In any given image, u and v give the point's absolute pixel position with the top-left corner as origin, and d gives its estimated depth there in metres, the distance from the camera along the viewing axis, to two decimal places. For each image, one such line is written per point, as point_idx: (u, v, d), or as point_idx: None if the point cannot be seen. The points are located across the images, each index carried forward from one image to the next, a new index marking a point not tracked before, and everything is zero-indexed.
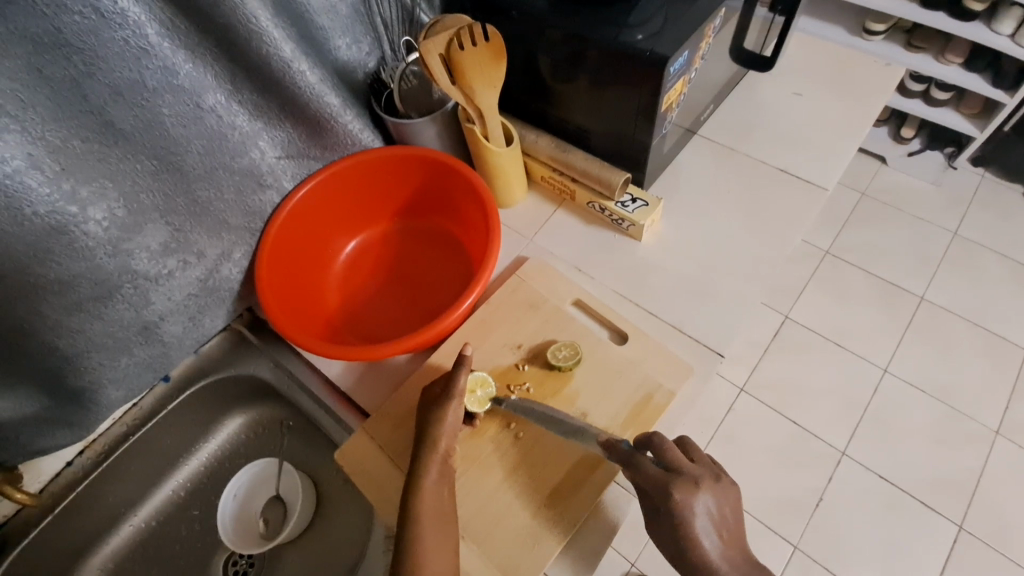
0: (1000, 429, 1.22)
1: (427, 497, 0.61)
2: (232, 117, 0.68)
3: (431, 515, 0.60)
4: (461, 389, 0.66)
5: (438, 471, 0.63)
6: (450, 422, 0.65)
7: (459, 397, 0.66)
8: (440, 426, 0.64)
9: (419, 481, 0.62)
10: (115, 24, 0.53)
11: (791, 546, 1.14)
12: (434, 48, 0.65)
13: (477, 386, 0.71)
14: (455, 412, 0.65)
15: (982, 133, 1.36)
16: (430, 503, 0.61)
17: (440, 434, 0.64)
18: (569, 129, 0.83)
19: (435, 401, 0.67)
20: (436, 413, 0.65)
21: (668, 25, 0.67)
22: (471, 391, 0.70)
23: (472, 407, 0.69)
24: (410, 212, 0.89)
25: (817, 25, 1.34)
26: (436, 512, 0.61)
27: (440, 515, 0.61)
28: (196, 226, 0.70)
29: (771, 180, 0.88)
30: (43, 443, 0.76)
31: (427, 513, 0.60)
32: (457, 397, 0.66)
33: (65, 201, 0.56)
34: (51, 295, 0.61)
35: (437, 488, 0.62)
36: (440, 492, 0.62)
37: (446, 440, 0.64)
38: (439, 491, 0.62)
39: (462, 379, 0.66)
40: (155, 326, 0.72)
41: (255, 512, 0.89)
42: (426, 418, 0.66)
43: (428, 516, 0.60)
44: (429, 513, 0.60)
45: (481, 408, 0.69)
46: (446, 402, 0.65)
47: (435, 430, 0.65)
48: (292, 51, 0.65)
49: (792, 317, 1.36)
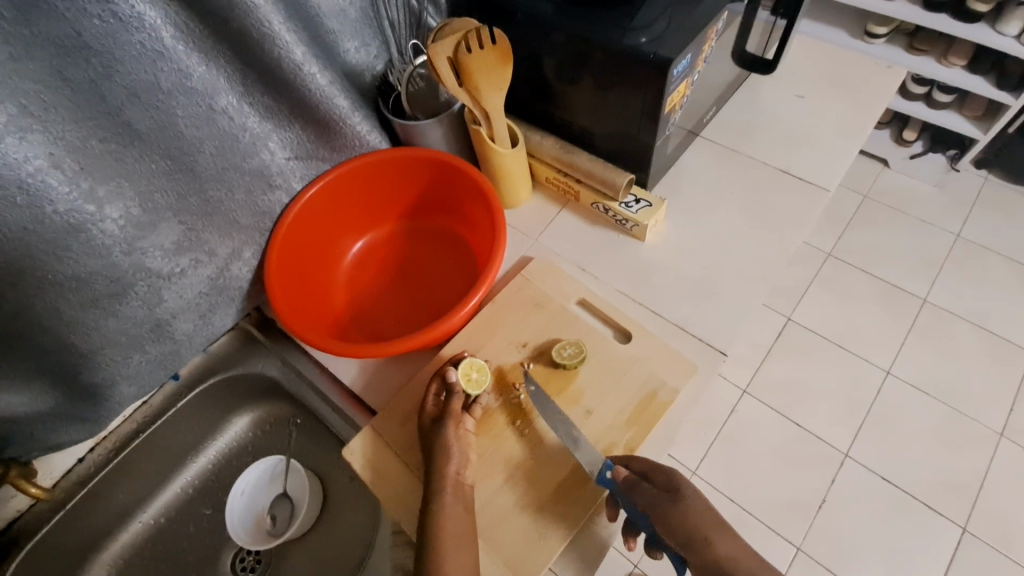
0: (1004, 431, 1.22)
1: (448, 521, 0.61)
2: (243, 118, 0.69)
3: (454, 536, 0.61)
4: (456, 411, 0.68)
5: (452, 492, 0.63)
6: (455, 444, 0.66)
7: (455, 417, 0.68)
8: (449, 448, 0.65)
9: (437, 505, 0.62)
10: (133, 28, 0.54)
11: (794, 548, 1.15)
12: (443, 51, 0.66)
13: (474, 368, 0.72)
14: (456, 431, 0.67)
15: (985, 135, 1.36)
16: (453, 523, 0.61)
17: (447, 458, 0.65)
18: (573, 130, 0.84)
19: (440, 421, 0.68)
20: (440, 432, 0.66)
21: (672, 27, 0.68)
22: (466, 375, 0.72)
23: (471, 391, 0.71)
24: (416, 212, 0.90)
25: (818, 28, 1.35)
26: (457, 531, 0.61)
27: (462, 534, 0.61)
28: (208, 225, 0.72)
29: (774, 181, 0.89)
30: (57, 438, 0.78)
31: (449, 533, 0.61)
32: (453, 417, 0.67)
33: (83, 200, 0.58)
34: (67, 291, 0.62)
35: (456, 509, 0.63)
36: (459, 511, 0.63)
37: (455, 461, 0.65)
38: (457, 512, 0.63)
39: (457, 403, 0.68)
40: (166, 323, 0.74)
41: (264, 508, 0.91)
42: (432, 440, 0.67)
43: (450, 536, 0.60)
44: (451, 534, 0.61)
45: (480, 390, 0.71)
46: (448, 421, 0.67)
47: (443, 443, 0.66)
48: (303, 54, 0.67)
49: (795, 319, 1.37)
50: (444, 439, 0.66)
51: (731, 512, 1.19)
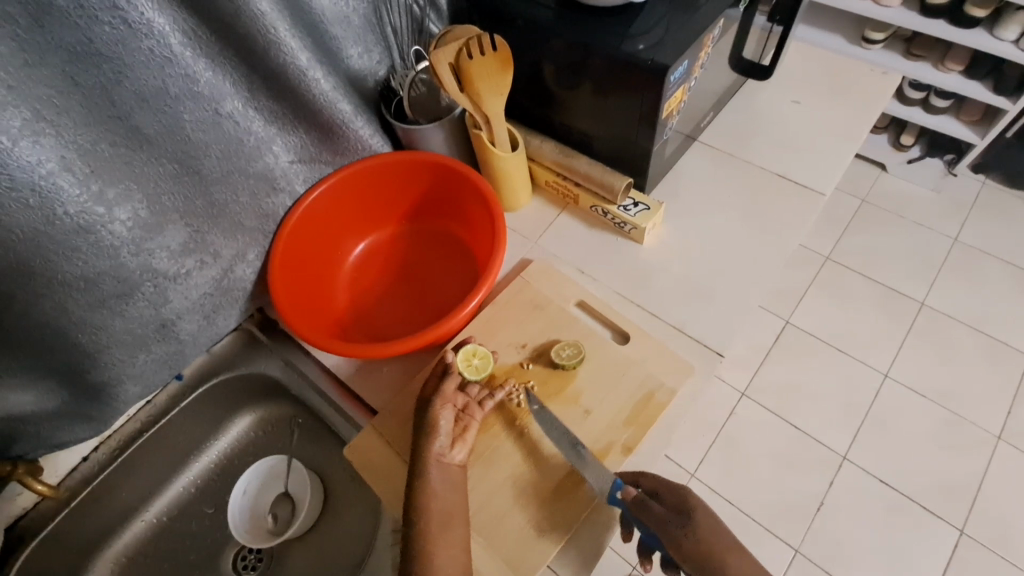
0: (1002, 434, 1.23)
1: (433, 498, 0.62)
2: (249, 122, 0.70)
3: (439, 515, 0.61)
4: (445, 391, 0.69)
5: (436, 468, 0.64)
6: (444, 421, 0.67)
7: (446, 397, 0.69)
8: (436, 425, 0.67)
9: (422, 482, 0.63)
10: (142, 35, 0.55)
11: (792, 550, 1.16)
12: (445, 57, 0.68)
13: (472, 355, 0.73)
14: (446, 411, 0.68)
15: (982, 140, 1.37)
16: (437, 502, 0.62)
17: (434, 436, 0.66)
18: (573, 135, 0.86)
19: (428, 400, 0.69)
20: (429, 412, 0.68)
21: (670, 35, 0.69)
22: (466, 361, 0.73)
23: (470, 376, 0.72)
24: (418, 215, 0.92)
25: (816, 34, 1.37)
26: (443, 508, 0.62)
27: (447, 514, 0.62)
28: (213, 228, 0.73)
29: (770, 186, 0.90)
30: (63, 436, 0.79)
31: (434, 512, 0.61)
32: (444, 397, 0.69)
33: (93, 202, 0.59)
34: (76, 292, 0.63)
35: (442, 485, 0.64)
36: (446, 488, 0.64)
37: (442, 439, 0.66)
38: (444, 489, 0.64)
39: (449, 384, 0.70)
40: (171, 323, 0.75)
41: (266, 507, 0.92)
42: (420, 417, 0.68)
43: (435, 514, 0.61)
44: (437, 513, 0.61)
45: (479, 376, 0.72)
46: (436, 400, 0.69)
47: (432, 423, 0.67)
48: (307, 59, 0.68)
49: (793, 322, 1.38)
50: (431, 417, 0.67)
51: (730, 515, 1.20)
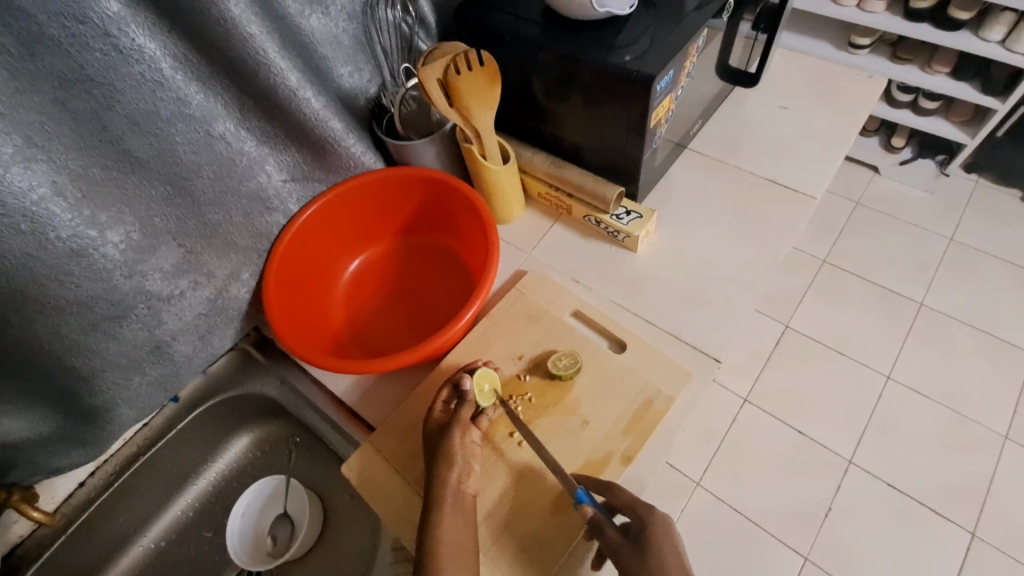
0: (1009, 433, 1.23)
1: (447, 533, 0.61)
2: (241, 143, 0.71)
3: (452, 550, 0.60)
4: (463, 417, 0.68)
5: (452, 501, 0.63)
6: (459, 452, 0.66)
7: (462, 423, 0.68)
8: (451, 453, 0.65)
9: (437, 516, 0.62)
10: (133, 60, 0.56)
11: (801, 558, 1.14)
12: (432, 73, 0.69)
13: (487, 381, 0.72)
14: (462, 437, 0.67)
15: (973, 139, 1.38)
16: (451, 537, 0.61)
17: (451, 465, 0.65)
18: (564, 146, 0.86)
19: (443, 429, 0.68)
20: (444, 440, 0.67)
21: (654, 45, 0.70)
22: (478, 386, 0.71)
23: (481, 402, 0.71)
24: (413, 229, 0.92)
25: (802, 40, 1.39)
26: (459, 542, 0.61)
27: (462, 549, 0.61)
28: (206, 248, 0.73)
29: (761, 191, 0.91)
30: (59, 462, 0.79)
31: (448, 548, 0.60)
32: (461, 424, 0.67)
33: (85, 226, 0.59)
34: (69, 316, 0.63)
35: (455, 519, 0.62)
36: (458, 523, 0.62)
37: (458, 469, 0.65)
38: (457, 522, 0.62)
39: (465, 411, 0.68)
40: (166, 345, 0.75)
41: (264, 529, 0.91)
42: (436, 447, 0.67)
43: (448, 549, 0.60)
44: (450, 547, 0.60)
45: (488, 402, 0.71)
46: (452, 429, 0.67)
47: (446, 457, 0.65)
48: (298, 80, 0.69)
49: (792, 326, 1.38)
50: (448, 445, 0.66)
51: (737, 523, 1.19)
